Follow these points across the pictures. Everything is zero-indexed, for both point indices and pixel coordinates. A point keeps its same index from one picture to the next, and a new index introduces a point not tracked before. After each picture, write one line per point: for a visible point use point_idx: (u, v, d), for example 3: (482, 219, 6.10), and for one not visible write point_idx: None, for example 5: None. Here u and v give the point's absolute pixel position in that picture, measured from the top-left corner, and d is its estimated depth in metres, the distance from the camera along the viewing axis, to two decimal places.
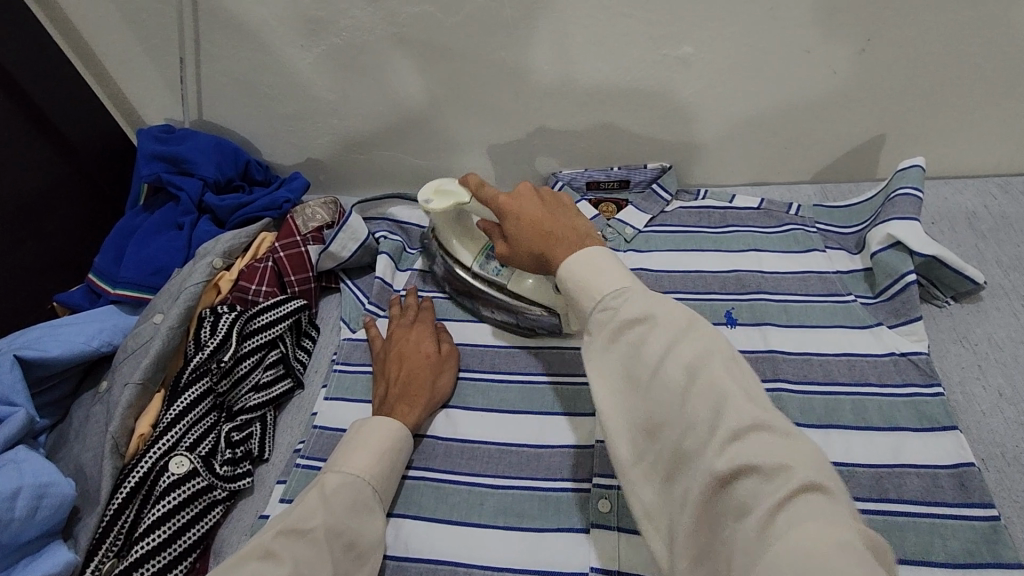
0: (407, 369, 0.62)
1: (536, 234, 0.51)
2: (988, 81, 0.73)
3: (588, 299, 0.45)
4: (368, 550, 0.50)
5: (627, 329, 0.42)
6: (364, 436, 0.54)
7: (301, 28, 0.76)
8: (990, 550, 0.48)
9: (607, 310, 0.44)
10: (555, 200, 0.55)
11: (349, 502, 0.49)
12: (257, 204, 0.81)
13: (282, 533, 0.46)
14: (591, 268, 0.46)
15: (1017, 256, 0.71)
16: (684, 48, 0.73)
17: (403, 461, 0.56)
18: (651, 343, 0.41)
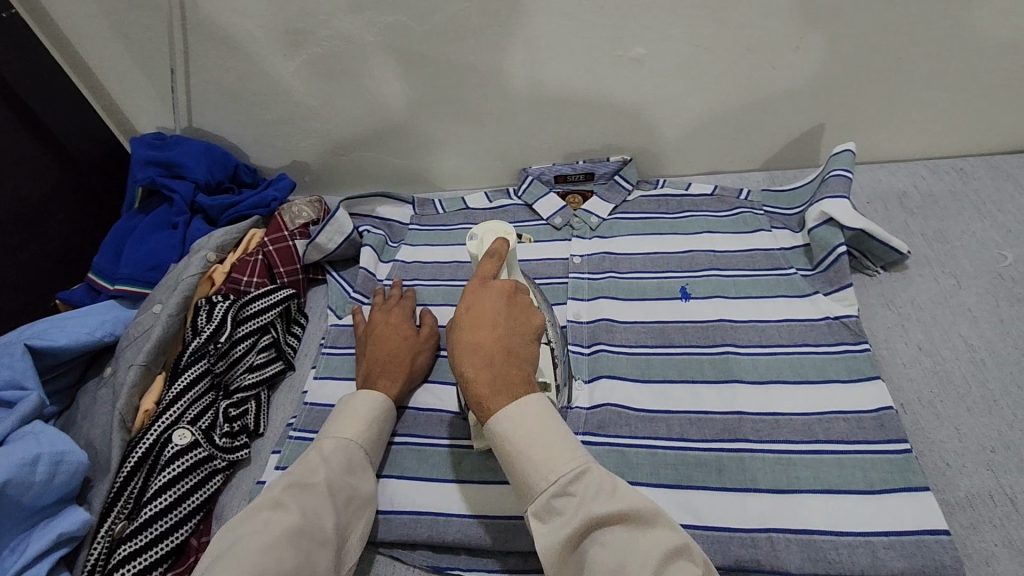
0: (388, 349, 0.67)
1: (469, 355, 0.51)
2: (911, 72, 0.81)
3: (526, 474, 0.47)
4: (364, 503, 0.55)
5: (584, 527, 0.44)
6: (352, 408, 0.59)
7: (284, 39, 0.82)
8: (903, 477, 0.54)
9: (560, 496, 0.45)
10: (516, 324, 0.53)
11: (344, 463, 0.55)
12: (246, 203, 0.87)
13: (290, 486, 0.51)
14: (521, 431, 0.48)
15: (940, 229, 0.78)
16: (637, 49, 0.80)
17: (390, 428, 0.62)
18: (604, 548, 0.43)
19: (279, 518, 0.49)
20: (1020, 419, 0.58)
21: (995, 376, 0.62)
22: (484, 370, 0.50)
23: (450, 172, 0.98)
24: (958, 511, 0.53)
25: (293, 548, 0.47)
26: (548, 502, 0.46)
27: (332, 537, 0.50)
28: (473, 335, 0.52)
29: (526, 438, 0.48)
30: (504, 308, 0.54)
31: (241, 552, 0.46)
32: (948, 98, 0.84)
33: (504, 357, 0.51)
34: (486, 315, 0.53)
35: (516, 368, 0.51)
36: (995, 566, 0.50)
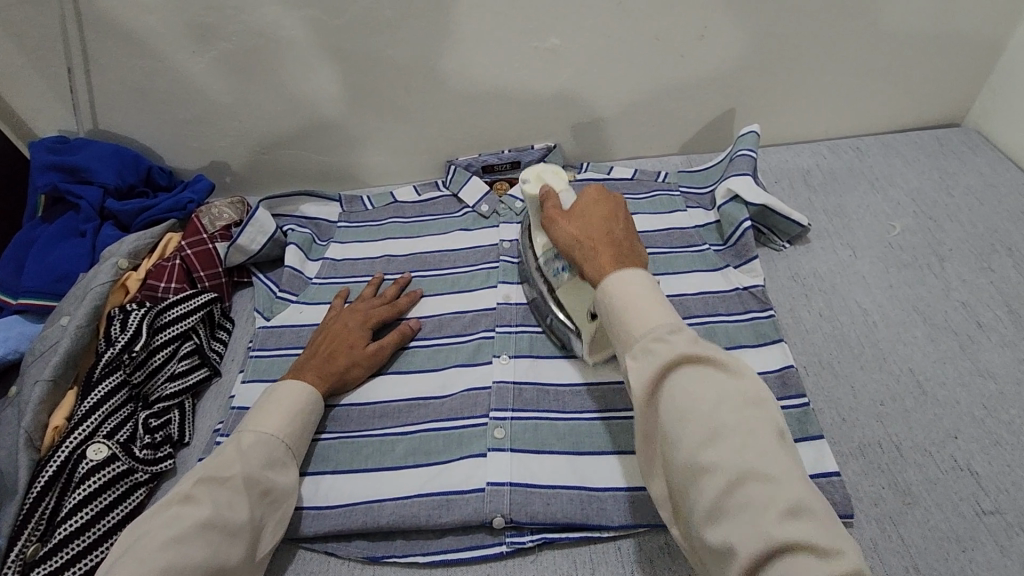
0: (328, 353, 0.66)
1: (589, 238, 0.59)
2: (807, 57, 0.86)
3: (630, 320, 0.50)
4: (283, 496, 0.55)
5: (672, 363, 0.46)
6: (274, 401, 0.59)
7: (191, 34, 0.79)
8: (801, 428, 0.59)
9: (659, 342, 0.48)
10: (625, 221, 0.61)
11: (263, 457, 0.55)
12: (161, 206, 0.84)
13: (203, 481, 0.51)
14: (633, 278, 0.53)
15: (839, 205, 0.84)
16: (553, 39, 0.82)
17: (315, 422, 0.61)
18: (690, 388, 0.45)
19: (188, 513, 0.50)
20: (905, 373, 0.64)
21: (884, 335, 0.68)
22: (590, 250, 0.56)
23: (377, 168, 0.97)
24: (851, 459, 0.58)
25: (203, 541, 0.48)
26: (646, 344, 0.48)
27: (244, 527, 0.51)
28: (585, 226, 0.60)
29: (635, 290, 0.51)
30: (604, 215, 0.61)
31: (150, 548, 0.47)
32: (841, 82, 0.90)
33: (621, 252, 0.57)
34: (598, 210, 0.61)
35: (632, 256, 0.57)
36: (882, 505, 0.55)
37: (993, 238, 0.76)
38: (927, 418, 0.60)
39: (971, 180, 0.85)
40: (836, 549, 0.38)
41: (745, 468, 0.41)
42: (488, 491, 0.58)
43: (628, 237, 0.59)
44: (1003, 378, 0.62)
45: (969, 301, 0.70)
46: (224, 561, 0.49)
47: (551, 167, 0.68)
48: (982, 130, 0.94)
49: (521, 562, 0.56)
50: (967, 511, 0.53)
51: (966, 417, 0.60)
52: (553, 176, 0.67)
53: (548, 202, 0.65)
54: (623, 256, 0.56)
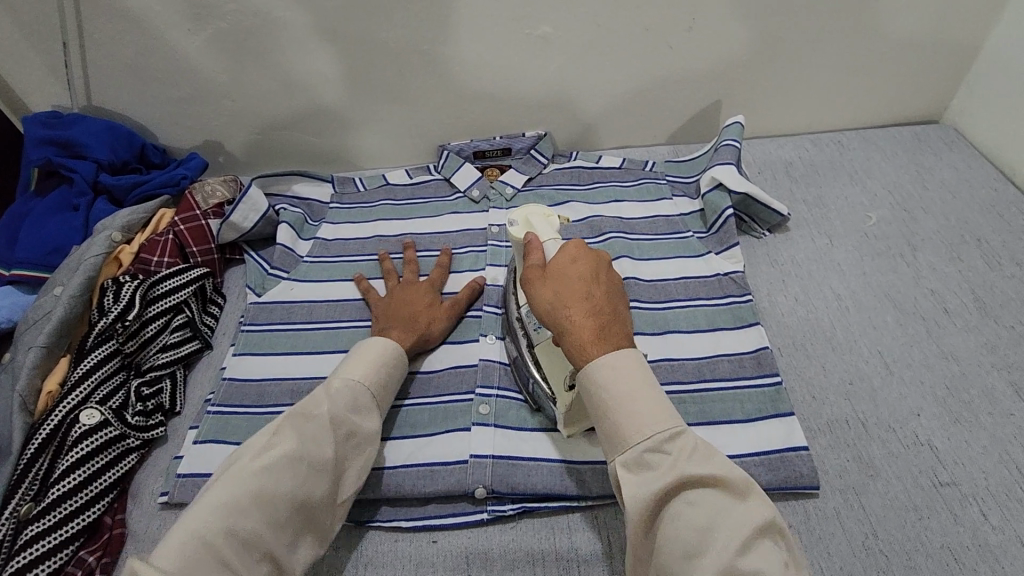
0: (406, 311, 0.69)
1: (569, 310, 0.52)
2: (791, 52, 0.88)
3: (625, 426, 0.47)
4: (365, 441, 0.55)
5: (672, 485, 0.44)
6: (365, 351, 0.60)
7: (187, 13, 0.80)
8: (773, 405, 0.62)
9: (656, 452, 0.45)
10: (605, 280, 0.55)
11: (350, 401, 0.55)
12: (154, 182, 0.85)
13: (293, 414, 0.52)
14: (627, 370, 0.48)
15: (819, 196, 0.87)
16: (545, 27, 0.83)
17: (400, 376, 0.62)
18: (696, 511, 0.43)
19: (276, 444, 0.50)
20: (874, 355, 0.67)
21: (855, 320, 0.70)
22: (576, 322, 0.51)
23: (370, 151, 0.98)
24: (819, 434, 0.61)
25: (291, 473, 0.49)
26: (641, 455, 0.46)
27: (328, 466, 0.51)
28: (566, 289, 0.53)
29: (629, 388, 0.48)
30: (591, 277, 0.54)
31: (239, 472, 0.48)
32: (826, 77, 0.92)
33: (608, 325, 0.51)
34: (577, 270, 0.55)
35: (619, 327, 0.52)
36: (847, 477, 0.57)
37: (963, 229, 0.79)
38: (893, 397, 0.63)
39: (946, 175, 0.88)
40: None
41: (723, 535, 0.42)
42: (471, 462, 0.60)
43: (613, 307, 0.54)
44: (966, 361, 0.65)
45: (938, 288, 0.73)
46: (307, 495, 0.50)
47: (543, 207, 0.62)
48: (957, 127, 0.97)
49: (501, 529, 0.58)
50: (926, 483, 0.56)
51: (929, 396, 0.62)
52: (546, 221, 0.61)
53: (535, 254, 0.58)
54: (609, 328, 0.51)
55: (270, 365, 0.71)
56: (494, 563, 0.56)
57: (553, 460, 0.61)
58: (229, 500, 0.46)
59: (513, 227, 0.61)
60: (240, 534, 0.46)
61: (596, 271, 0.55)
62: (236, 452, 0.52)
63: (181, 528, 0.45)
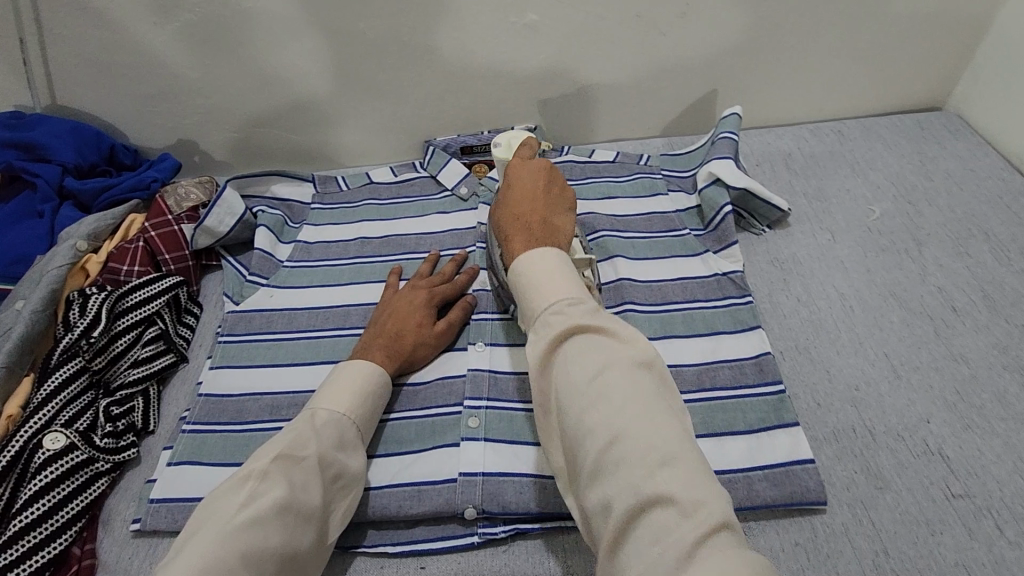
0: (395, 329, 0.64)
1: (501, 213, 0.55)
2: (791, 37, 0.85)
3: (533, 292, 0.47)
4: (351, 482, 0.53)
5: (568, 337, 0.44)
6: (345, 379, 0.57)
7: (151, 5, 0.76)
8: (777, 414, 0.59)
9: (557, 312, 0.45)
10: (551, 186, 0.56)
11: (336, 438, 0.53)
12: (123, 185, 0.80)
13: (280, 457, 0.48)
14: (541, 253, 0.49)
15: (820, 188, 0.83)
16: (531, 15, 0.79)
17: (382, 406, 0.60)
18: (586, 354, 0.43)
19: (264, 492, 0.46)
20: (880, 358, 0.64)
21: (860, 320, 0.67)
22: (506, 216, 0.54)
23: (353, 148, 0.94)
24: (825, 444, 0.58)
25: (280, 524, 0.45)
26: (543, 318, 0.46)
27: (316, 511, 0.49)
28: (512, 195, 0.56)
29: (539, 266, 0.48)
30: (540, 180, 0.56)
31: (224, 526, 0.43)
32: (826, 63, 0.88)
33: (530, 215, 0.53)
34: (528, 173, 0.57)
35: (543, 220, 0.53)
36: (855, 490, 0.55)
37: (970, 222, 0.76)
38: (901, 402, 0.60)
39: (951, 165, 0.85)
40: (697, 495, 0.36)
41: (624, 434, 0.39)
42: (460, 482, 0.57)
43: (555, 217, 0.54)
44: (977, 363, 0.62)
45: (946, 285, 0.70)
46: (297, 547, 0.46)
47: (525, 133, 0.73)
48: (961, 115, 0.94)
49: (493, 552, 0.55)
50: (938, 495, 0.54)
51: (939, 401, 0.60)
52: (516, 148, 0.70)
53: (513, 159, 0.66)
54: (533, 222, 0.52)
55: (249, 379, 0.67)
56: None
57: (546, 477, 0.58)
58: (214, 561, 0.41)
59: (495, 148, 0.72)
60: None
61: (545, 181, 0.56)
62: (208, 506, 0.47)
63: None
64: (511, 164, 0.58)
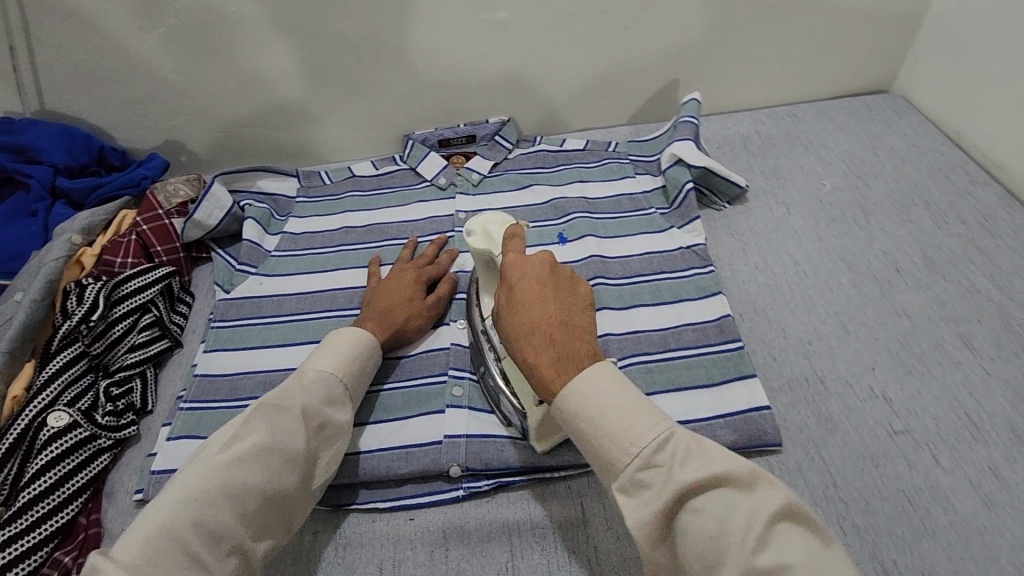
0: (386, 302, 0.67)
1: (527, 343, 0.51)
2: (744, 27, 0.90)
3: (618, 441, 0.45)
4: (337, 435, 0.57)
5: (677, 494, 0.42)
6: (336, 343, 0.60)
7: (137, 11, 0.79)
8: (736, 368, 0.64)
9: (652, 466, 0.44)
10: (565, 289, 0.54)
11: (324, 394, 0.56)
12: (113, 184, 0.84)
13: (265, 406, 0.52)
14: (596, 390, 0.47)
15: (775, 167, 0.89)
16: (500, 13, 0.84)
17: (371, 371, 0.62)
18: (707, 507, 0.41)
19: (247, 435, 0.50)
20: (831, 316, 0.69)
21: (813, 283, 0.73)
22: (541, 348, 0.50)
23: (334, 144, 0.98)
24: (780, 393, 0.63)
25: (263, 465, 0.49)
26: (633, 478, 0.44)
27: (302, 456, 0.52)
28: (529, 304, 0.52)
29: (611, 410, 0.46)
30: (555, 292, 0.53)
31: (209, 463, 0.48)
32: (778, 52, 0.94)
33: (562, 338, 0.50)
34: (533, 270, 0.54)
35: (576, 340, 0.51)
36: (807, 432, 0.60)
37: (913, 193, 0.82)
38: (849, 353, 0.65)
39: (896, 142, 0.91)
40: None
41: (767, 568, 0.38)
42: (445, 443, 0.62)
43: (576, 314, 0.53)
44: (917, 316, 0.68)
45: (890, 249, 0.75)
46: (280, 486, 0.50)
47: (501, 215, 0.65)
48: (906, 97, 1.00)
49: (477, 503, 0.59)
50: (881, 432, 0.59)
51: (883, 351, 0.65)
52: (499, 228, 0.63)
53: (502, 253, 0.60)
54: (569, 348, 0.50)
55: (242, 360, 0.71)
56: (470, 536, 0.57)
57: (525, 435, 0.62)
58: (195, 492, 0.46)
59: (472, 237, 0.63)
60: (209, 527, 0.45)
61: (550, 274, 0.54)
62: (203, 446, 0.51)
63: (149, 519, 0.44)
64: (506, 269, 0.56)
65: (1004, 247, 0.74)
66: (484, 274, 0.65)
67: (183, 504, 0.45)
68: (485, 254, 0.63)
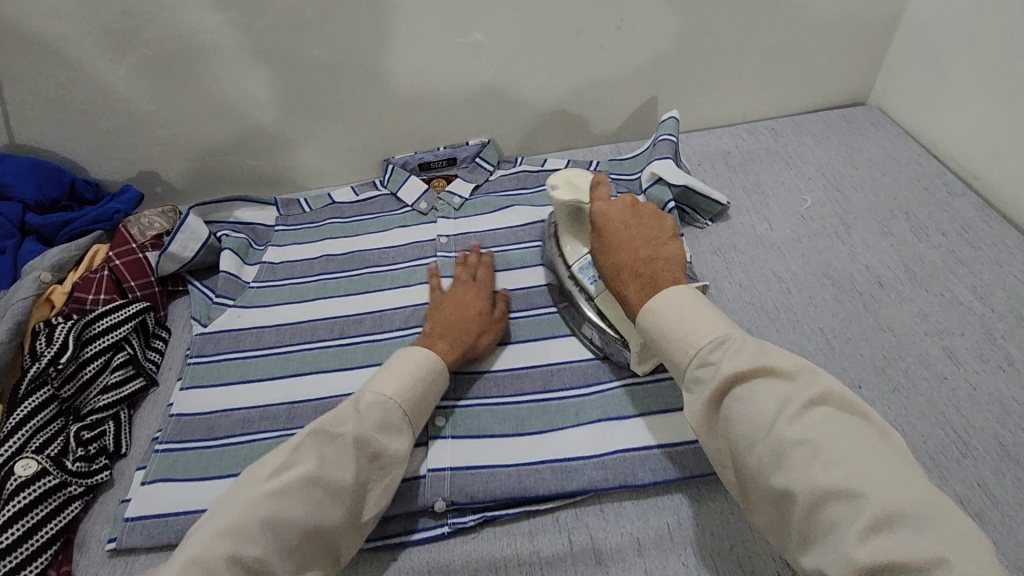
0: (454, 320, 0.67)
1: (618, 272, 0.60)
2: (720, 45, 0.91)
3: (680, 342, 0.52)
4: (392, 465, 0.55)
5: (728, 383, 0.48)
6: (401, 365, 0.59)
7: (108, 42, 0.78)
8: None
9: (711, 364, 0.50)
10: (649, 227, 0.62)
11: (378, 420, 0.55)
12: (85, 218, 0.82)
13: (315, 434, 0.52)
14: (673, 304, 0.54)
15: (756, 182, 0.89)
16: (476, 35, 0.84)
17: (436, 393, 0.60)
18: (756, 398, 0.47)
19: (295, 465, 0.51)
20: (816, 333, 0.69)
21: (797, 300, 0.72)
22: (626, 278, 0.60)
23: (313, 170, 0.97)
24: None
25: (302, 496, 0.49)
26: (695, 375, 0.51)
27: (347, 490, 0.51)
28: (617, 243, 0.62)
29: (679, 320, 0.53)
30: (640, 231, 0.62)
31: (250, 495, 0.49)
32: (755, 68, 0.95)
33: (647, 268, 0.59)
34: (617, 213, 0.64)
35: (660, 269, 0.58)
36: None
37: (893, 205, 0.83)
38: (836, 371, 0.65)
39: (874, 154, 0.92)
40: (868, 493, 0.41)
41: (790, 434, 0.44)
42: (429, 477, 0.60)
43: (662, 248, 0.60)
44: (902, 331, 0.68)
45: (872, 263, 0.75)
46: (322, 521, 0.49)
47: (581, 172, 0.72)
48: (882, 109, 1.01)
49: (462, 540, 0.58)
50: None
51: (869, 368, 0.65)
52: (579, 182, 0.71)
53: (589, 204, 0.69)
54: (648, 275, 0.58)
55: (219, 397, 0.69)
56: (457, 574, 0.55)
57: (512, 464, 0.61)
58: (236, 523, 0.47)
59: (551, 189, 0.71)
60: (240, 561, 0.45)
61: (633, 217, 0.63)
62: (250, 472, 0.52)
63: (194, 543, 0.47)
64: (596, 211, 0.65)
65: (983, 257, 0.74)
66: (572, 226, 0.73)
67: (226, 533, 0.46)
68: (572, 205, 0.70)
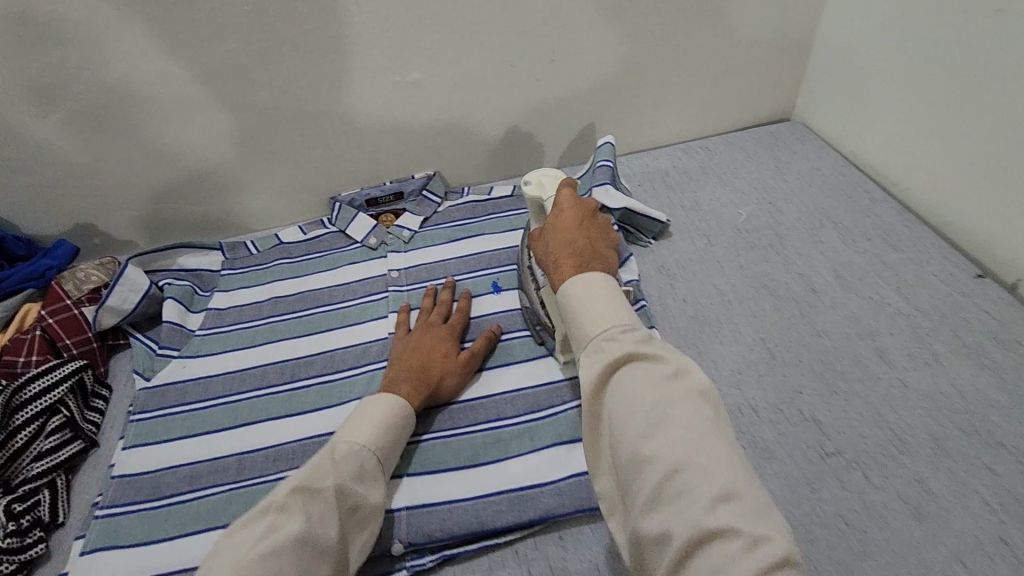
0: (422, 361, 0.67)
1: (560, 258, 0.57)
2: (649, 72, 0.95)
3: (587, 312, 0.50)
4: (370, 515, 0.54)
5: (621, 358, 0.46)
6: (372, 410, 0.59)
7: (33, 98, 0.76)
8: None
9: (610, 339, 0.48)
10: (595, 230, 0.60)
11: (357, 469, 0.54)
12: (15, 276, 0.79)
13: (298, 490, 0.49)
14: (596, 285, 0.51)
15: (694, 200, 0.93)
16: (413, 74, 0.85)
17: (406, 436, 0.61)
18: (638, 379, 0.44)
19: (283, 524, 0.46)
20: (757, 342, 0.71)
21: (738, 312, 0.75)
22: (564, 262, 0.56)
23: (258, 212, 0.96)
24: None
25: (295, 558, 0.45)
26: (598, 342, 0.48)
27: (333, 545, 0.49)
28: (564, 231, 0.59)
29: (597, 296, 0.51)
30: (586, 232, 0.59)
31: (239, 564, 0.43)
32: (685, 91, 0.99)
33: (590, 257, 0.56)
34: (572, 214, 0.61)
35: (598, 259, 0.56)
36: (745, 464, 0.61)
37: (821, 214, 0.87)
38: (777, 379, 0.67)
39: (801, 167, 0.97)
40: (705, 470, 0.39)
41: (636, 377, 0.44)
42: (387, 518, 0.60)
43: (599, 248, 0.58)
44: (836, 335, 0.71)
45: (806, 271, 0.79)
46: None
47: (557, 172, 0.71)
48: (806, 123, 1.07)
49: None
50: (814, 456, 0.60)
51: (809, 374, 0.67)
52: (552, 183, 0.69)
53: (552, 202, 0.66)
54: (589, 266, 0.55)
55: (165, 453, 0.67)
56: None
57: (471, 498, 0.61)
58: None
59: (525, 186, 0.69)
60: None
61: (589, 220, 0.61)
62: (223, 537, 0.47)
63: None
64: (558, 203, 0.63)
65: (906, 259, 0.79)
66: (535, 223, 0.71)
67: None
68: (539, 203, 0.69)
